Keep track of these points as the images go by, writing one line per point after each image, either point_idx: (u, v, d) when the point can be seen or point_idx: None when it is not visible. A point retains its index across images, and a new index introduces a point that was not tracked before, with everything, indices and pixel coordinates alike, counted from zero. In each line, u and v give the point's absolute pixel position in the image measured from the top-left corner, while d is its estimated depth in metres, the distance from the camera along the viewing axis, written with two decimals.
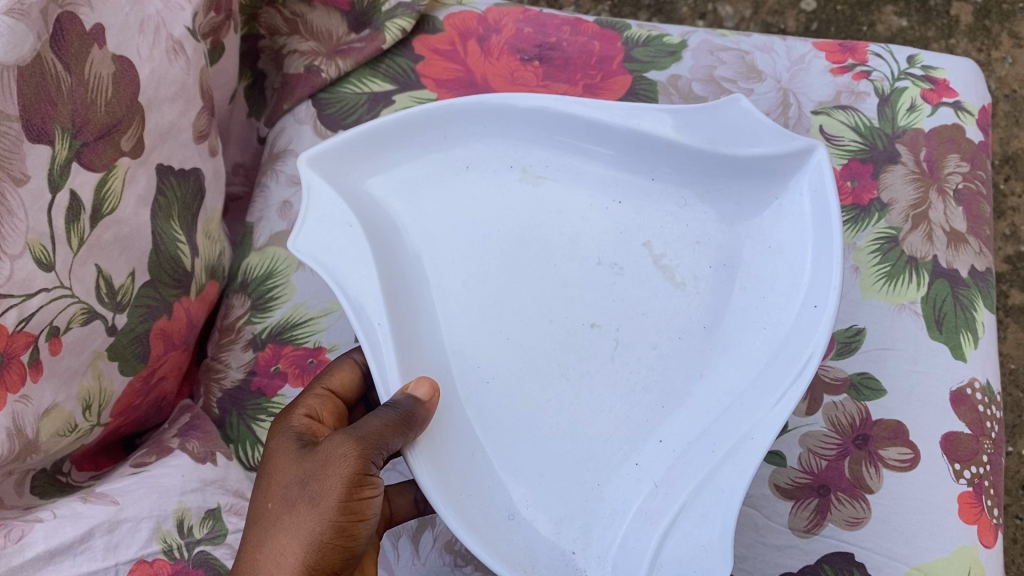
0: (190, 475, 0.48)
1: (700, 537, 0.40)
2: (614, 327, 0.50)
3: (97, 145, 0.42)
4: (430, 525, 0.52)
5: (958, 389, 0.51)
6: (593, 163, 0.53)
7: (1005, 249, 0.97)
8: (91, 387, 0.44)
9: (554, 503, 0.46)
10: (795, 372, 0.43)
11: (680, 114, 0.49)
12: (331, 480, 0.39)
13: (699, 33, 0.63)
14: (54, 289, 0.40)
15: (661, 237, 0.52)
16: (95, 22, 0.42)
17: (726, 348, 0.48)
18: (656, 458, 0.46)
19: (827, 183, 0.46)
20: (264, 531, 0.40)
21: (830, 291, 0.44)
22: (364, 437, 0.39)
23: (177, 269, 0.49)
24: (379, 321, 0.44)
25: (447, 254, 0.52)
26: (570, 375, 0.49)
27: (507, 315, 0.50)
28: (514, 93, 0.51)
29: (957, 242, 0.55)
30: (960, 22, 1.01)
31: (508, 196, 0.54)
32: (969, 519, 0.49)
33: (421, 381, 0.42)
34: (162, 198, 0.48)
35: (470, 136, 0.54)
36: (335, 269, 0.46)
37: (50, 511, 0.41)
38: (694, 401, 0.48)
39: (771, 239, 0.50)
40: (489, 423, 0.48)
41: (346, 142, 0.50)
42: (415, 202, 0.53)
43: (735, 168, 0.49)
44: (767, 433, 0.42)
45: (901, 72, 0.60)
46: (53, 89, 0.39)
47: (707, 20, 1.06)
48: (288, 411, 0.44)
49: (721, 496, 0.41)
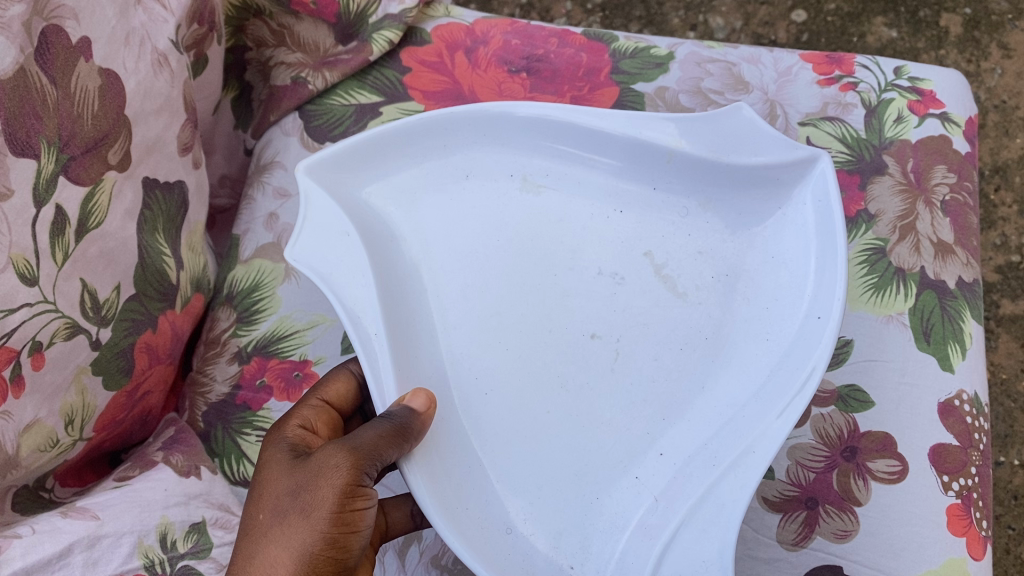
0: (174, 490, 0.47)
1: (700, 552, 0.40)
2: (615, 338, 0.50)
3: (85, 159, 0.42)
4: (416, 540, 0.51)
5: (946, 400, 0.51)
6: (593, 172, 0.54)
7: (995, 259, 0.97)
8: (74, 402, 0.43)
9: (551, 517, 0.45)
10: (799, 383, 0.43)
11: (684, 122, 0.50)
12: (322, 491, 0.38)
13: (687, 45, 0.63)
14: (37, 304, 0.39)
15: (662, 247, 0.52)
16: (81, 35, 0.42)
17: (728, 360, 0.48)
18: (656, 471, 0.46)
19: (831, 192, 0.47)
20: (254, 542, 0.39)
21: (835, 301, 0.44)
22: (357, 447, 0.39)
23: (163, 283, 0.49)
24: (375, 332, 0.44)
25: (446, 264, 0.52)
26: (569, 387, 0.49)
27: (506, 326, 0.50)
28: (513, 102, 0.52)
29: (943, 253, 0.55)
30: (949, 33, 1.02)
31: (507, 205, 0.54)
32: (958, 531, 0.48)
33: (417, 393, 0.42)
34: (149, 212, 0.47)
35: (470, 145, 0.54)
36: (333, 277, 0.46)
37: (28, 527, 0.40)
38: (695, 412, 0.47)
39: (773, 250, 0.50)
40: (486, 435, 0.48)
41: (346, 150, 0.50)
42: (414, 211, 0.53)
43: (735, 177, 0.50)
44: (769, 446, 0.41)
45: (888, 84, 0.60)
46: (38, 102, 0.39)
47: (697, 31, 1.06)
48: (282, 422, 0.44)
49: (721, 511, 0.40)
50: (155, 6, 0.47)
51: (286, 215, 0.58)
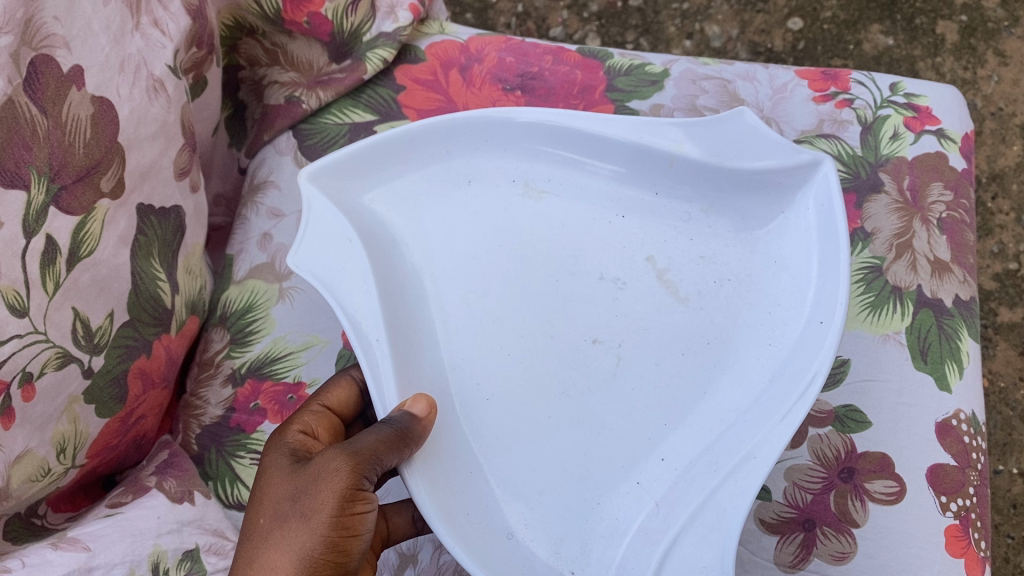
0: (167, 517, 0.47)
1: (701, 558, 0.40)
2: (616, 343, 0.50)
3: (76, 188, 0.41)
4: (412, 562, 0.51)
5: (943, 420, 0.51)
6: (594, 178, 0.54)
7: (993, 267, 0.97)
8: (66, 431, 0.43)
9: (553, 522, 0.45)
10: (800, 389, 0.42)
11: (689, 127, 0.50)
12: (322, 495, 0.38)
13: (681, 62, 0.63)
14: (26, 335, 0.39)
15: (664, 252, 0.52)
16: (73, 64, 0.41)
17: (729, 366, 0.48)
18: (656, 476, 0.46)
19: (833, 197, 0.47)
20: (255, 547, 0.39)
21: (837, 307, 0.44)
22: (357, 452, 0.39)
23: (158, 308, 0.49)
24: (377, 338, 0.44)
25: (447, 269, 0.52)
26: (570, 392, 0.49)
27: (508, 332, 0.50)
28: (515, 108, 0.51)
29: (940, 271, 0.55)
30: (946, 40, 1.02)
31: (509, 211, 0.53)
32: (956, 552, 0.48)
33: (418, 399, 0.42)
34: (143, 238, 0.47)
35: (472, 150, 0.54)
36: (335, 285, 0.46)
37: (17, 560, 0.40)
38: (697, 418, 0.47)
39: (775, 254, 0.50)
40: (487, 440, 0.47)
41: (348, 157, 0.50)
42: (415, 217, 0.53)
43: (738, 182, 0.50)
44: (771, 451, 0.41)
45: (885, 100, 0.60)
46: (27, 133, 0.39)
47: (694, 40, 1.06)
48: (282, 427, 0.43)
49: (722, 518, 0.40)
50: (154, 32, 0.47)
51: (280, 234, 0.58)
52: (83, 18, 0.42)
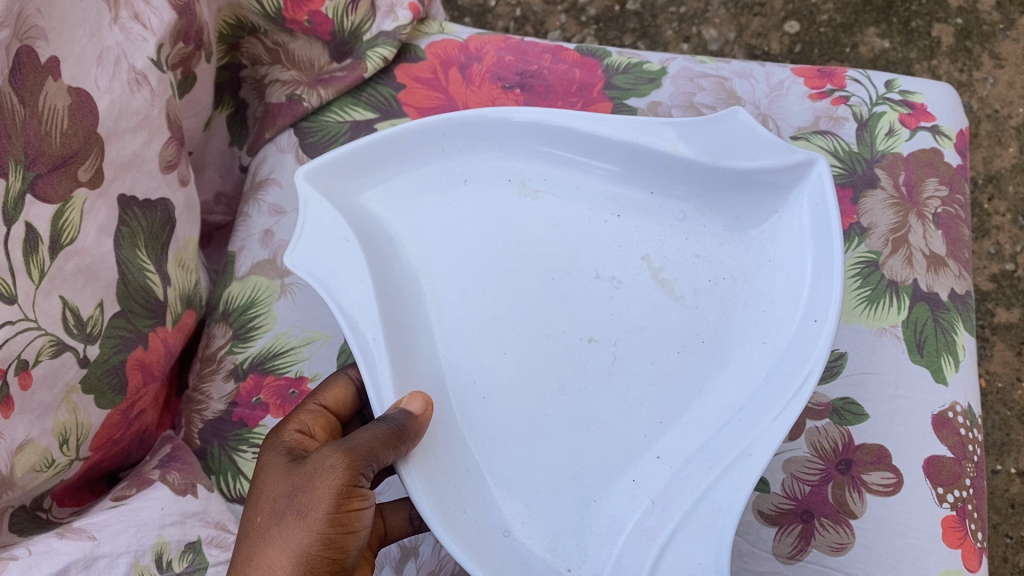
0: (170, 509, 0.47)
1: (696, 554, 0.40)
2: (612, 342, 0.50)
3: (51, 177, 0.42)
4: (414, 555, 0.52)
5: (940, 413, 0.52)
6: (591, 177, 0.54)
7: (989, 268, 0.98)
8: (66, 421, 0.43)
9: (549, 520, 0.45)
10: (795, 388, 0.43)
11: (683, 127, 0.50)
12: (318, 492, 0.38)
13: (679, 60, 0.63)
14: (19, 321, 0.40)
15: (660, 252, 0.52)
16: (51, 55, 0.42)
17: (724, 363, 0.48)
18: (652, 474, 0.46)
19: (827, 196, 0.47)
20: (253, 545, 0.39)
21: (830, 305, 0.45)
22: (353, 449, 0.39)
23: (149, 299, 0.49)
24: (373, 336, 0.45)
25: (444, 268, 0.52)
26: (567, 391, 0.49)
27: (504, 330, 0.50)
28: (511, 108, 0.52)
29: (935, 265, 0.55)
30: (941, 43, 1.03)
31: (505, 209, 0.54)
32: (952, 544, 0.49)
33: (415, 396, 0.42)
34: (126, 228, 0.47)
35: (468, 150, 0.55)
36: (332, 283, 0.46)
37: (24, 548, 0.40)
38: (692, 415, 0.47)
39: (769, 252, 0.50)
40: (484, 439, 0.48)
41: (344, 157, 0.51)
42: (412, 217, 0.53)
43: (734, 181, 0.50)
44: (766, 449, 0.41)
45: (880, 98, 0.61)
46: (6, 122, 0.39)
47: (691, 43, 1.07)
48: (279, 427, 0.44)
49: (717, 514, 0.40)
50: (134, 26, 0.47)
51: (281, 231, 0.59)
52: (62, 10, 0.42)
